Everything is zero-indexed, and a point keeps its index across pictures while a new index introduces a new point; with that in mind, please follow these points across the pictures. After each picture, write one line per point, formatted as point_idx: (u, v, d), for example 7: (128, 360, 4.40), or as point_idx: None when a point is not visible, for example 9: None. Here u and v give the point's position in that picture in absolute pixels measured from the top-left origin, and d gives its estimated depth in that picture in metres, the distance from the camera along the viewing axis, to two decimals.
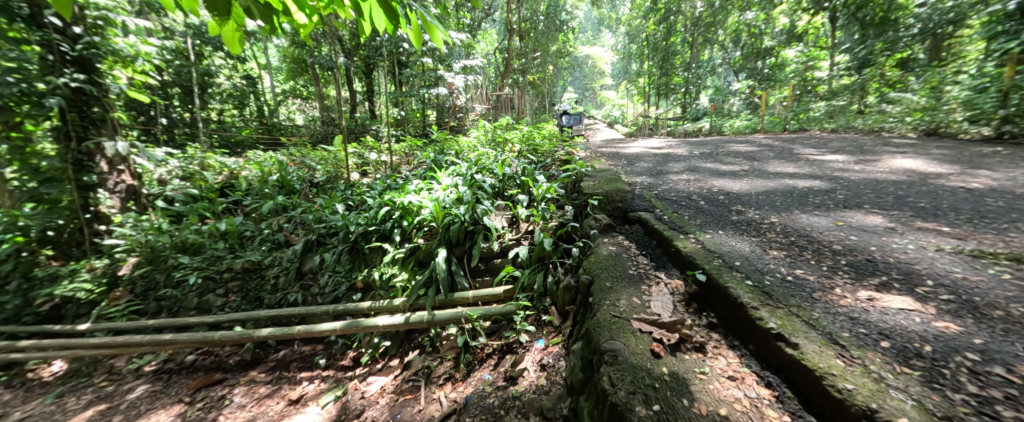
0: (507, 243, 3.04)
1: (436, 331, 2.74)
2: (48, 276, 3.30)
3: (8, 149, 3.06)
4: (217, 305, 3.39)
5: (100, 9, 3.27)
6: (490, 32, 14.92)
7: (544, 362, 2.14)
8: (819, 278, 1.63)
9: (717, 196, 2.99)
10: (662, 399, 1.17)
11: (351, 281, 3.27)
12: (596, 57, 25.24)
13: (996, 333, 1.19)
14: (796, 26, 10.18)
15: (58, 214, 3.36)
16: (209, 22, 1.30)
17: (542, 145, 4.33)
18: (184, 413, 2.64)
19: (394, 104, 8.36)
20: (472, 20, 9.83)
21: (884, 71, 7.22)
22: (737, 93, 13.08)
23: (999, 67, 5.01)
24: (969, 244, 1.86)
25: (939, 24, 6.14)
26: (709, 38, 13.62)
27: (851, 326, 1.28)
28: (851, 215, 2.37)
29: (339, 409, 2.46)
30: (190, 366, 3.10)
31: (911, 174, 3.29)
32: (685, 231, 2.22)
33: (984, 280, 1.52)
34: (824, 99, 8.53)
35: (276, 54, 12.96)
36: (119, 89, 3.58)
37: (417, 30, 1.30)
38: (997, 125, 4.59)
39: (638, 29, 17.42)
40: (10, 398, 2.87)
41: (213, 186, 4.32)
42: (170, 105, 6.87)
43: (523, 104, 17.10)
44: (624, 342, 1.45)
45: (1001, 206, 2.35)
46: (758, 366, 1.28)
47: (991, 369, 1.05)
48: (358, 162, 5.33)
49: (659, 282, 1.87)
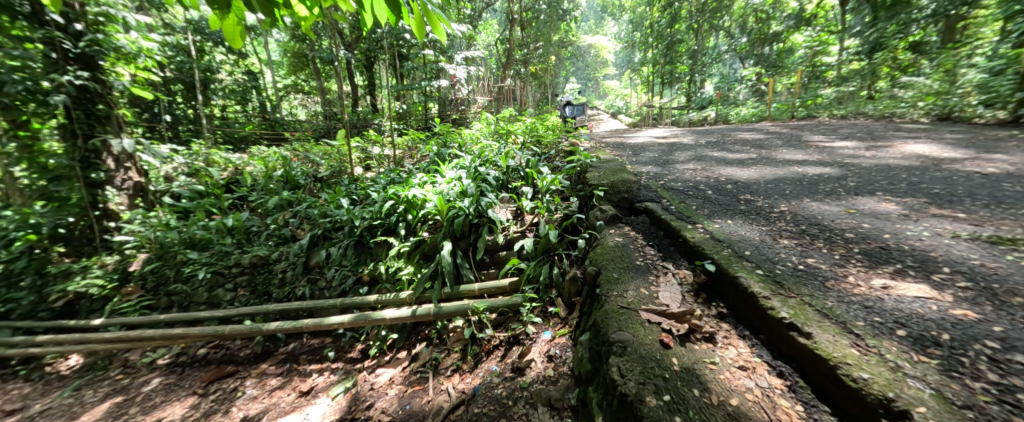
0: (512, 235, 3.01)
1: (443, 323, 2.75)
2: (61, 272, 3.35)
3: (17, 147, 3.10)
4: (226, 299, 3.42)
5: (101, 6, 3.33)
6: (490, 23, 14.66)
7: (551, 353, 2.16)
8: (832, 267, 1.60)
9: (724, 185, 2.94)
10: (673, 390, 1.16)
11: (357, 275, 3.30)
12: (598, 46, 24.83)
13: (1015, 320, 1.16)
14: (805, 10, 9.98)
15: (67, 212, 3.40)
16: (211, 17, 1.30)
17: (545, 136, 4.29)
18: (198, 404, 2.68)
19: (397, 97, 8.35)
20: (472, 10, 9.65)
21: (895, 55, 7.03)
22: (744, 80, 12.88)
23: (1016, 49, 4.84)
24: (986, 230, 1.82)
25: (952, 6, 5.94)
26: (715, 24, 13.10)
27: (866, 315, 1.26)
28: (863, 202, 2.32)
29: (348, 400, 2.48)
30: (203, 359, 3.15)
31: (924, 160, 3.21)
32: (692, 221, 2.19)
33: (1003, 267, 1.48)
34: (833, 85, 8.40)
35: (275, 49, 12.94)
36: (123, 86, 3.56)
37: (418, 21, 1.27)
38: (1012, 108, 4.43)
39: (641, 16, 17.01)
40: (30, 391, 2.94)
41: (219, 182, 4.32)
42: (173, 101, 6.91)
43: (523, 95, 16.97)
44: (633, 333, 1.44)
45: (1019, 192, 2.29)
46: (769, 356, 1.27)
47: (1012, 357, 1.03)
48: (362, 156, 5.38)
49: (666, 273, 1.85)
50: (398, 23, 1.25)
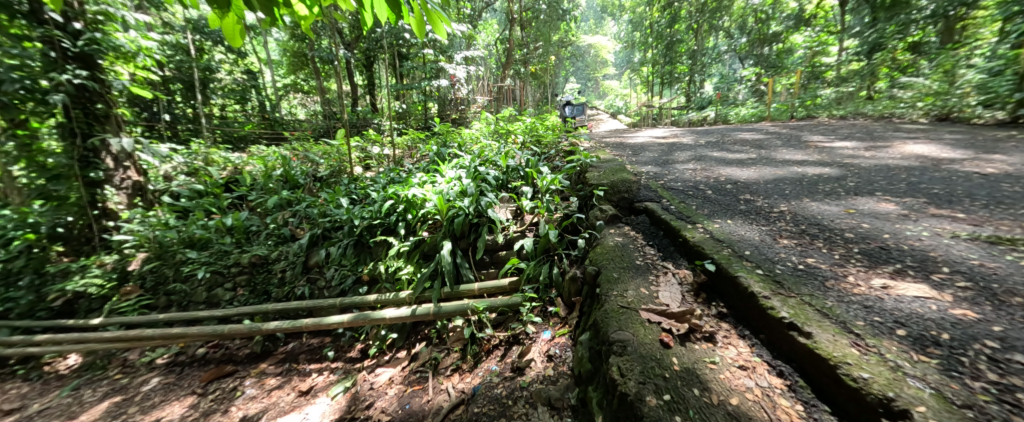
0: (512, 235, 3.01)
1: (442, 323, 2.75)
2: (60, 272, 3.35)
3: (15, 146, 3.07)
4: (225, 298, 3.42)
5: (100, 5, 3.33)
6: (490, 22, 14.64)
7: (551, 353, 2.16)
8: (832, 266, 1.60)
9: (724, 185, 2.94)
10: (673, 389, 1.16)
11: (357, 274, 3.29)
12: (598, 46, 24.83)
13: (1015, 320, 1.17)
14: (804, 10, 9.99)
15: (66, 211, 3.40)
16: (210, 15, 1.30)
17: (545, 136, 4.29)
18: (197, 404, 2.68)
19: (396, 97, 8.33)
20: (471, 10, 9.65)
21: (895, 55, 7.04)
22: (744, 81, 12.89)
23: (1015, 49, 4.84)
24: (985, 230, 1.82)
25: (951, 7, 5.95)
26: (714, 24, 13.09)
27: (866, 315, 1.26)
28: (863, 202, 2.32)
29: (348, 400, 2.48)
30: (202, 358, 3.15)
31: (923, 160, 3.22)
32: (692, 221, 2.19)
33: (1002, 267, 1.49)
34: (832, 85, 8.42)
35: (275, 48, 12.91)
36: (122, 85, 3.54)
37: (418, 20, 1.28)
38: (1011, 109, 4.44)
39: (640, 16, 17.01)
40: (28, 390, 2.93)
41: (218, 182, 4.31)
42: (172, 100, 6.88)
43: (523, 95, 16.95)
44: (633, 333, 1.44)
45: (1017, 192, 2.30)
46: (769, 356, 1.27)
47: (1011, 356, 1.03)
48: (361, 156, 5.37)
49: (666, 273, 1.85)
50: (398, 22, 1.26)
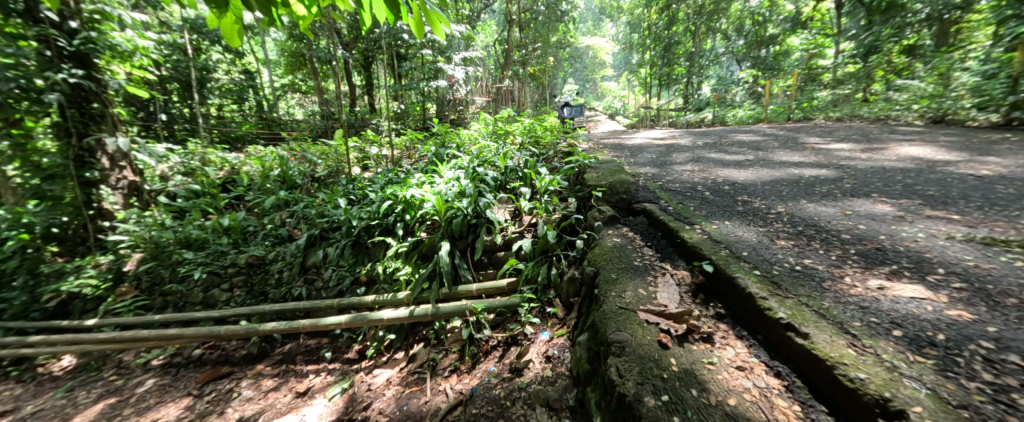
0: (510, 236, 3.01)
1: (441, 324, 2.75)
2: (55, 272, 3.33)
3: (10, 145, 3.02)
4: (222, 299, 3.40)
5: (96, 4, 3.32)
6: (489, 23, 14.64)
7: (549, 354, 2.16)
8: (829, 267, 1.61)
9: (722, 186, 2.95)
10: (671, 390, 1.16)
11: (354, 275, 3.28)
12: (596, 47, 24.90)
13: (1010, 321, 1.18)
14: (801, 13, 10.05)
15: (61, 211, 3.35)
16: (209, 15, 1.30)
17: (544, 137, 4.29)
18: (193, 405, 2.66)
19: (395, 97, 8.32)
20: (470, 11, 9.65)
21: (890, 58, 7.10)
22: (742, 82, 12.96)
23: (1009, 52, 4.89)
24: (980, 231, 1.84)
25: (946, 10, 6.01)
26: (712, 26, 13.14)
27: (862, 316, 1.27)
28: (859, 204, 2.34)
29: (346, 401, 2.48)
30: (198, 359, 3.13)
31: (919, 162, 3.24)
32: (690, 222, 2.19)
33: (997, 268, 1.50)
34: (829, 88, 8.48)
35: (273, 48, 12.86)
36: (118, 85, 3.52)
37: (418, 21, 1.27)
38: (1005, 111, 4.48)
39: (638, 18, 17.07)
40: (22, 392, 2.91)
41: (215, 182, 4.29)
42: (169, 100, 6.85)
43: (522, 96, 16.95)
44: (632, 333, 1.45)
45: (1011, 194, 2.32)
46: (767, 356, 1.28)
47: (1006, 357, 1.04)
48: (359, 156, 5.36)
49: (664, 273, 1.85)
50: (397, 22, 1.25)
